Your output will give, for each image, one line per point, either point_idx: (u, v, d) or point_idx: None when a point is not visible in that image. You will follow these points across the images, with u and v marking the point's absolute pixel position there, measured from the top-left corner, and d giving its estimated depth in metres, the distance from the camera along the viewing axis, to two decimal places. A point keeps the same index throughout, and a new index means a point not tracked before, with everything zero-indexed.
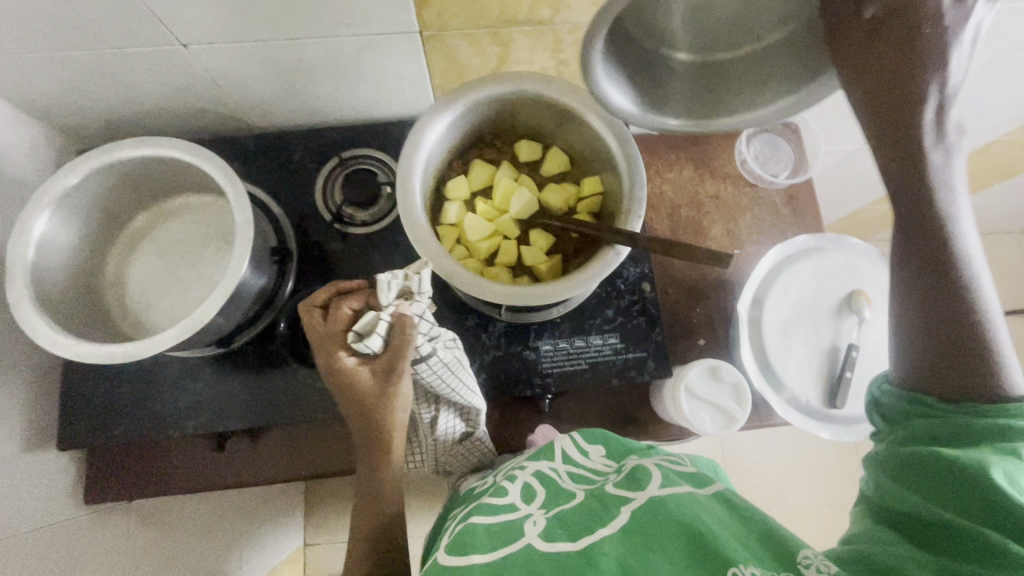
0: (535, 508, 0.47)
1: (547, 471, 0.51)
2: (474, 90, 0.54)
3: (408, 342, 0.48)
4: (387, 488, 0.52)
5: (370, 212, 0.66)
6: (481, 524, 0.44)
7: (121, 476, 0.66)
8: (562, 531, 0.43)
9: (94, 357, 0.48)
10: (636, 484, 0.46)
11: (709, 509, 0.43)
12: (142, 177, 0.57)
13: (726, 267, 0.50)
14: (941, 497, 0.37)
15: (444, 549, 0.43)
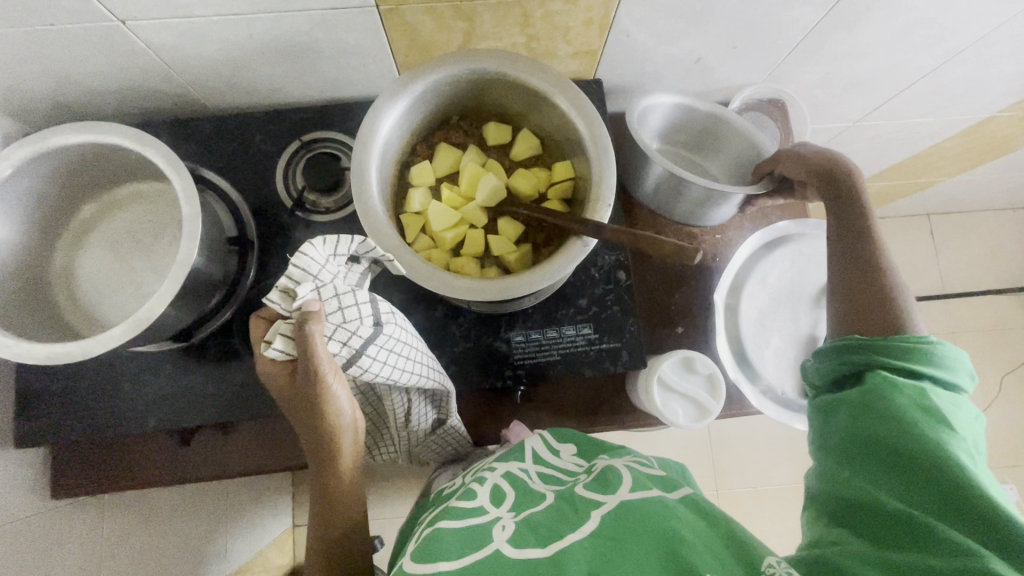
0: (503, 511, 0.43)
1: (517, 472, 0.48)
2: (434, 68, 0.51)
3: (303, 346, 0.42)
4: (340, 490, 0.50)
5: (334, 199, 0.64)
6: (448, 529, 0.40)
7: (86, 472, 0.64)
8: (530, 535, 0.40)
9: (33, 357, 0.46)
10: (604, 486, 0.44)
11: (680, 512, 0.41)
12: (84, 165, 0.54)
13: (695, 262, 0.49)
14: (893, 484, 0.40)
15: (409, 557, 0.39)
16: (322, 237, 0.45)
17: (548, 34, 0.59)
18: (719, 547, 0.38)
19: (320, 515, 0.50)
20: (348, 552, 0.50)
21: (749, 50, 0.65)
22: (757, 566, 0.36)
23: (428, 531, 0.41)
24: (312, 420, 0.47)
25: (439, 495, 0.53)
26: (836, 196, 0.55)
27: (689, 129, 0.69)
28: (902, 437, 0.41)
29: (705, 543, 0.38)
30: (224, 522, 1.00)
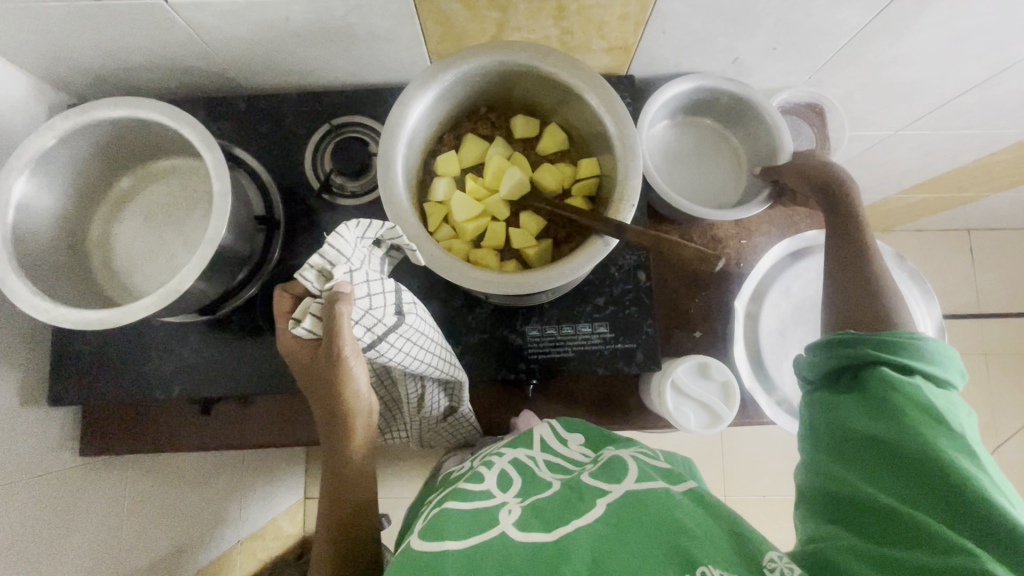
0: (510, 497, 0.44)
1: (524, 459, 0.49)
2: (465, 59, 0.51)
3: (335, 324, 0.43)
4: (354, 473, 0.52)
5: (360, 183, 0.64)
6: (456, 510, 0.41)
7: (113, 435, 0.67)
8: (536, 520, 0.41)
9: (69, 322, 0.48)
10: (610, 473, 0.44)
11: (684, 504, 0.40)
12: (124, 138, 0.56)
13: (714, 269, 0.48)
14: (895, 485, 0.40)
15: (417, 534, 0.40)
16: (354, 220, 0.46)
17: (581, 28, 0.58)
18: (724, 540, 0.38)
19: (331, 492, 0.52)
20: (355, 533, 0.52)
21: (789, 52, 0.63)
22: (759, 560, 0.36)
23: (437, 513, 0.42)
24: (331, 400, 0.48)
25: (449, 478, 0.54)
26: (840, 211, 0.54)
27: (733, 120, 0.69)
28: (905, 438, 0.40)
29: (705, 532, 0.38)
30: (240, 487, 1.03)
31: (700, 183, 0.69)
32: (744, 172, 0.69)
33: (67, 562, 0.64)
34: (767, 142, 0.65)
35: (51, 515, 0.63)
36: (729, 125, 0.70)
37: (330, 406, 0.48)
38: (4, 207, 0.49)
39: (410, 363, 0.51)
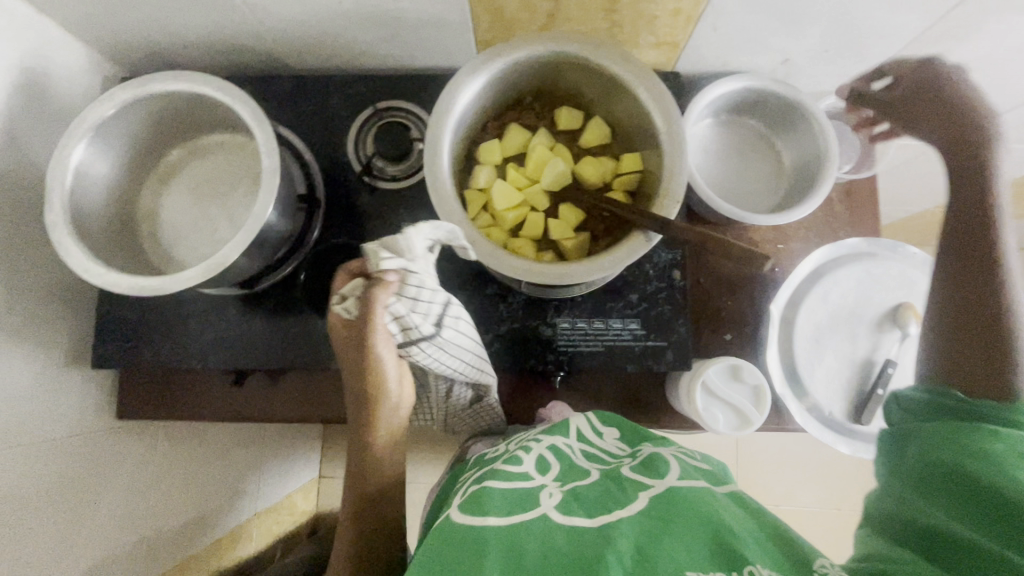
0: (548, 480, 0.46)
1: (562, 447, 0.50)
2: (516, 47, 0.51)
3: (370, 310, 0.44)
4: (376, 461, 0.52)
5: (400, 167, 0.65)
6: (497, 489, 0.44)
7: (148, 400, 0.69)
8: (577, 506, 0.43)
9: (121, 287, 0.49)
10: (651, 469, 0.46)
11: (729, 508, 0.42)
12: (178, 111, 0.57)
13: (759, 268, 0.49)
14: (973, 519, 0.38)
15: (458, 508, 0.43)
16: (433, 222, 0.44)
17: (632, 22, 0.58)
18: (766, 542, 0.39)
19: (356, 475, 0.53)
20: (379, 516, 0.53)
21: (841, 54, 0.62)
22: (810, 566, 0.37)
23: (476, 488, 0.45)
24: (363, 385, 0.49)
25: (476, 460, 0.56)
26: (963, 140, 0.51)
27: (779, 125, 0.68)
28: (991, 473, 0.39)
29: (748, 533, 0.39)
30: (260, 461, 1.06)
31: (738, 184, 0.69)
32: (784, 185, 0.68)
33: (98, 518, 0.67)
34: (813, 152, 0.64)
35: (86, 472, 0.65)
36: (784, 137, 0.68)
37: (360, 390, 0.49)
38: (63, 171, 0.50)
39: (444, 365, 0.52)
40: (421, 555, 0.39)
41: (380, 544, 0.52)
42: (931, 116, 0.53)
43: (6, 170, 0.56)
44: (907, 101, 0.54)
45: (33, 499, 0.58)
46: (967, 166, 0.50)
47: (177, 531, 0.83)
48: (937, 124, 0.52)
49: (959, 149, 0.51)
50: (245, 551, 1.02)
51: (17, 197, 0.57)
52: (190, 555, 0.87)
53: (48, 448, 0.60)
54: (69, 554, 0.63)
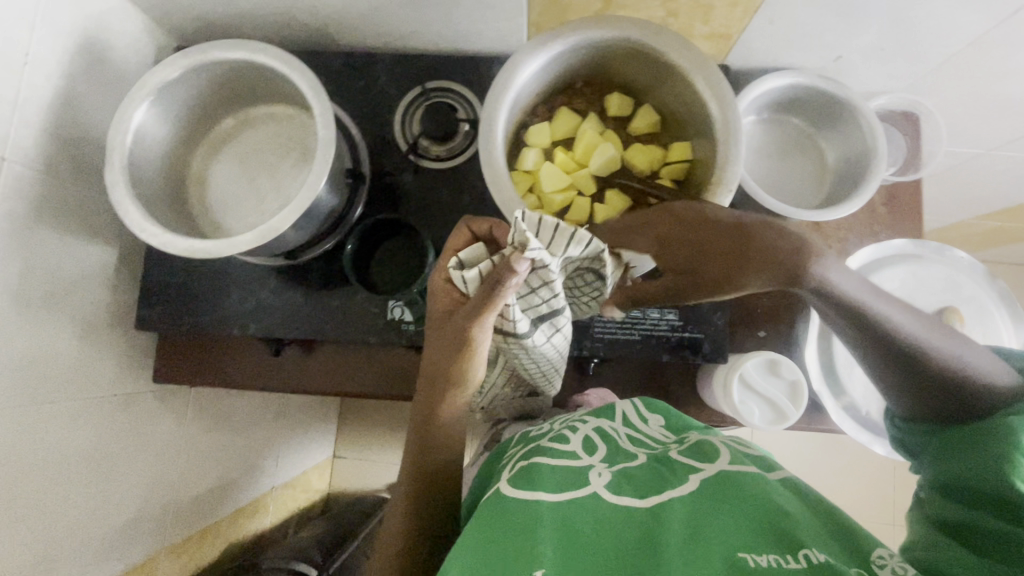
0: (596, 459, 0.47)
1: (608, 429, 0.51)
2: (577, 29, 0.51)
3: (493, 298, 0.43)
4: (445, 430, 0.52)
5: (445, 147, 0.66)
6: (547, 464, 0.46)
7: (185, 365, 0.70)
8: (626, 485, 0.44)
9: (176, 249, 0.51)
10: (701, 454, 0.46)
11: (780, 490, 0.42)
12: (233, 79, 0.58)
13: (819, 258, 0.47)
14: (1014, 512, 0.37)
15: (508, 482, 0.45)
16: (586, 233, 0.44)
17: (689, 11, 0.57)
18: (816, 522, 0.39)
19: (418, 457, 0.52)
20: (431, 494, 0.52)
21: (896, 54, 0.61)
22: (867, 558, 0.37)
23: (525, 464, 0.47)
24: (441, 370, 0.49)
25: (520, 436, 0.58)
26: (744, 231, 0.44)
27: (826, 124, 0.67)
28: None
29: (798, 514, 0.40)
30: (280, 437, 1.07)
31: (779, 183, 0.69)
32: (827, 184, 0.68)
33: (131, 477, 0.68)
34: (860, 152, 0.63)
35: (123, 432, 0.67)
36: (831, 137, 0.68)
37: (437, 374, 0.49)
38: (124, 132, 0.52)
39: (524, 360, 0.55)
40: (475, 523, 0.41)
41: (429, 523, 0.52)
42: (724, 263, 0.44)
43: (65, 131, 0.57)
44: (682, 221, 0.46)
45: (74, 453, 0.60)
46: (753, 266, 0.43)
47: (201, 497, 0.84)
48: (722, 241, 0.44)
49: (705, 226, 0.45)
50: (261, 524, 1.04)
51: (73, 158, 0.58)
52: (210, 523, 0.88)
53: (91, 405, 0.62)
54: (104, 510, 0.64)
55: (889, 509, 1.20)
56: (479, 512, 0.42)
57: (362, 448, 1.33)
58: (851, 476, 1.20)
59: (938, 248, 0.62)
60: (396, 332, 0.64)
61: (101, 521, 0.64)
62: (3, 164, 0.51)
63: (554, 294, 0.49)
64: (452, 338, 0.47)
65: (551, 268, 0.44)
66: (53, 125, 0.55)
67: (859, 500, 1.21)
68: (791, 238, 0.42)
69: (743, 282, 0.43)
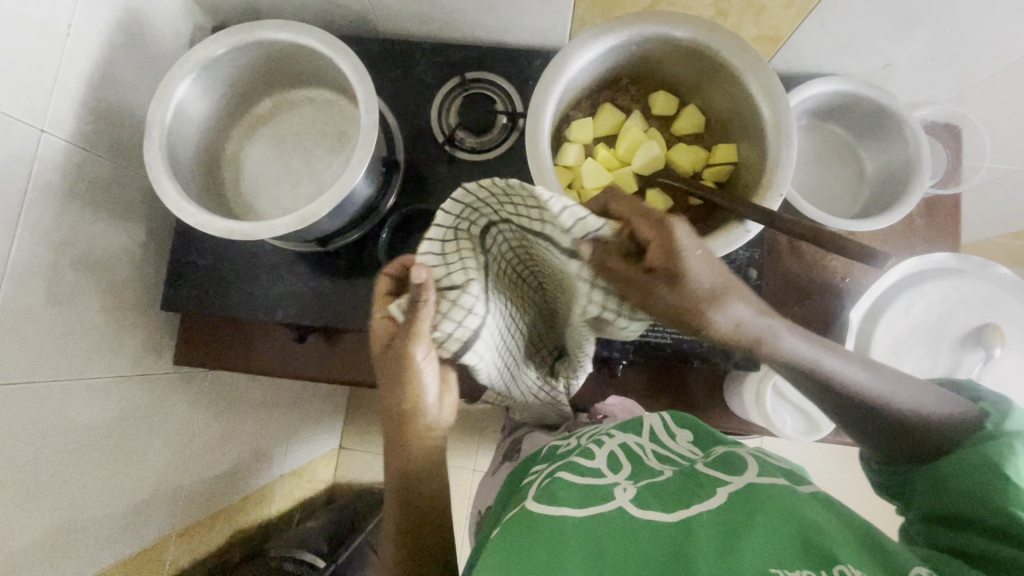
0: (621, 476, 0.46)
1: (633, 446, 0.50)
2: (628, 24, 0.50)
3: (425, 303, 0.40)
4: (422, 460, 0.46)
5: (480, 140, 0.65)
6: (569, 480, 0.44)
7: (207, 348, 0.69)
8: (654, 499, 0.42)
9: (211, 228, 0.50)
10: (729, 467, 0.44)
11: (814, 506, 0.40)
12: (274, 62, 0.58)
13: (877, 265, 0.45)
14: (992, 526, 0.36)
15: (532, 499, 0.43)
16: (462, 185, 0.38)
17: (739, 11, 0.57)
18: (857, 542, 0.37)
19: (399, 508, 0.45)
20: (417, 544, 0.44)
21: (946, 64, 0.60)
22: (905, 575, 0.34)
23: (548, 481, 0.45)
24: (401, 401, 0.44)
25: (543, 452, 0.57)
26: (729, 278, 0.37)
27: (867, 133, 0.66)
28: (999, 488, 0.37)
29: (834, 531, 0.37)
30: (291, 425, 1.06)
31: (816, 191, 0.67)
32: (863, 195, 0.66)
33: (148, 459, 0.67)
34: (902, 164, 0.62)
35: (143, 413, 0.66)
36: (872, 147, 0.66)
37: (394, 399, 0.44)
38: (164, 109, 0.52)
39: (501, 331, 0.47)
40: (499, 539, 0.39)
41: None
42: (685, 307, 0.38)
43: (102, 106, 0.56)
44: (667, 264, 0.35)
45: (94, 432, 0.59)
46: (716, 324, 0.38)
47: (212, 482, 0.83)
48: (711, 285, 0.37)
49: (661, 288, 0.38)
50: (267, 511, 1.03)
51: (108, 134, 0.57)
52: (219, 508, 0.87)
53: (113, 384, 0.61)
54: (120, 491, 0.63)
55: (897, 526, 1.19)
56: (505, 527, 0.40)
57: (369, 442, 1.31)
58: (862, 492, 1.19)
59: (981, 263, 0.60)
60: None
61: (117, 501, 0.63)
62: (40, 135, 0.50)
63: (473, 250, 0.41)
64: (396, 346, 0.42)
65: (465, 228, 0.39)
66: (91, 100, 0.55)
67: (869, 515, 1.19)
68: (752, 309, 0.37)
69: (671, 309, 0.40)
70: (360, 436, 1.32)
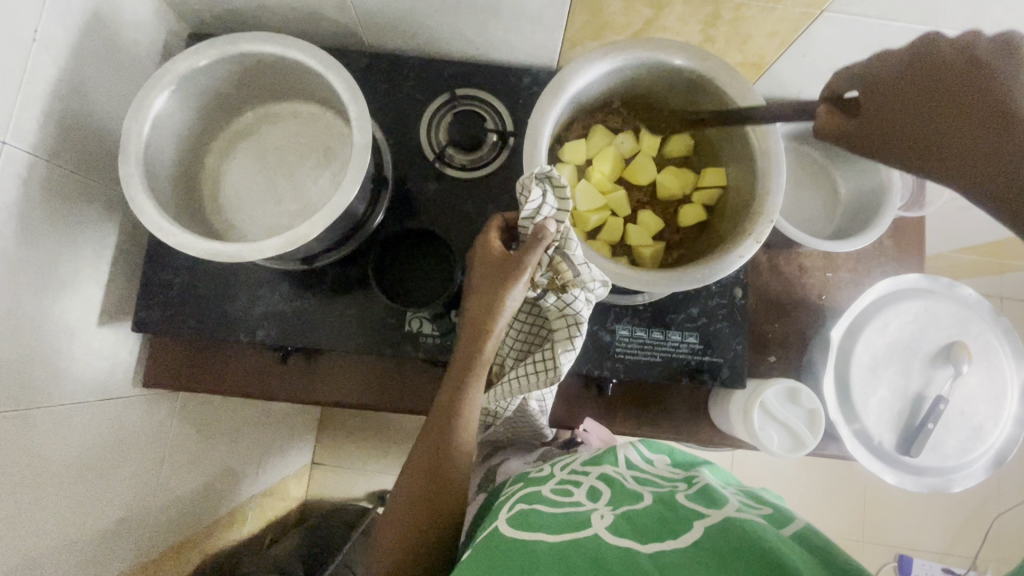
0: (600, 503, 0.47)
1: (612, 474, 0.52)
2: (623, 48, 0.51)
3: (529, 256, 0.46)
4: (470, 424, 0.49)
5: (470, 157, 0.64)
6: (548, 512, 0.46)
7: (179, 369, 0.66)
8: (630, 528, 0.43)
9: (194, 250, 0.48)
10: (708, 500, 0.45)
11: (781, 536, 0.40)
12: (260, 73, 0.56)
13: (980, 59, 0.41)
14: None
15: (507, 521, 0.46)
16: (543, 167, 0.46)
17: (726, 38, 0.58)
18: (817, 564, 0.38)
19: (433, 446, 0.49)
20: (436, 506, 0.48)
21: None
22: None
23: (526, 508, 0.47)
24: (470, 345, 0.48)
25: (514, 478, 0.59)
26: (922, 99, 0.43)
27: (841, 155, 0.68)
28: None
29: (798, 555, 0.38)
30: (264, 442, 1.02)
31: (793, 212, 0.69)
32: (839, 216, 0.68)
33: (114, 488, 0.63)
34: (874, 185, 0.65)
35: (109, 438, 0.62)
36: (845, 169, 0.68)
37: (474, 342, 0.48)
38: (141, 122, 0.49)
39: (566, 330, 0.51)
40: (471, 560, 0.41)
41: (430, 529, 0.48)
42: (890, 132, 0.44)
43: (69, 116, 0.53)
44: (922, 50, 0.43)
45: (58, 463, 0.55)
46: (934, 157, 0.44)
47: (182, 506, 0.79)
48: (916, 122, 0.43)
49: (1000, 126, 0.41)
50: (239, 533, 0.98)
51: (75, 146, 0.54)
52: (188, 533, 0.83)
53: (79, 410, 0.57)
54: (86, 525, 0.59)
55: (859, 527, 1.25)
56: (479, 548, 0.42)
57: (343, 458, 1.28)
58: (827, 493, 1.24)
59: (949, 285, 0.64)
60: (413, 345, 0.62)
61: (81, 536, 0.59)
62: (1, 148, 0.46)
63: (540, 212, 0.47)
64: (495, 278, 0.47)
65: (547, 202, 0.47)
66: (58, 109, 0.51)
67: (834, 517, 1.24)
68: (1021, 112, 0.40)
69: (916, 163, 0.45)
70: (334, 451, 1.28)
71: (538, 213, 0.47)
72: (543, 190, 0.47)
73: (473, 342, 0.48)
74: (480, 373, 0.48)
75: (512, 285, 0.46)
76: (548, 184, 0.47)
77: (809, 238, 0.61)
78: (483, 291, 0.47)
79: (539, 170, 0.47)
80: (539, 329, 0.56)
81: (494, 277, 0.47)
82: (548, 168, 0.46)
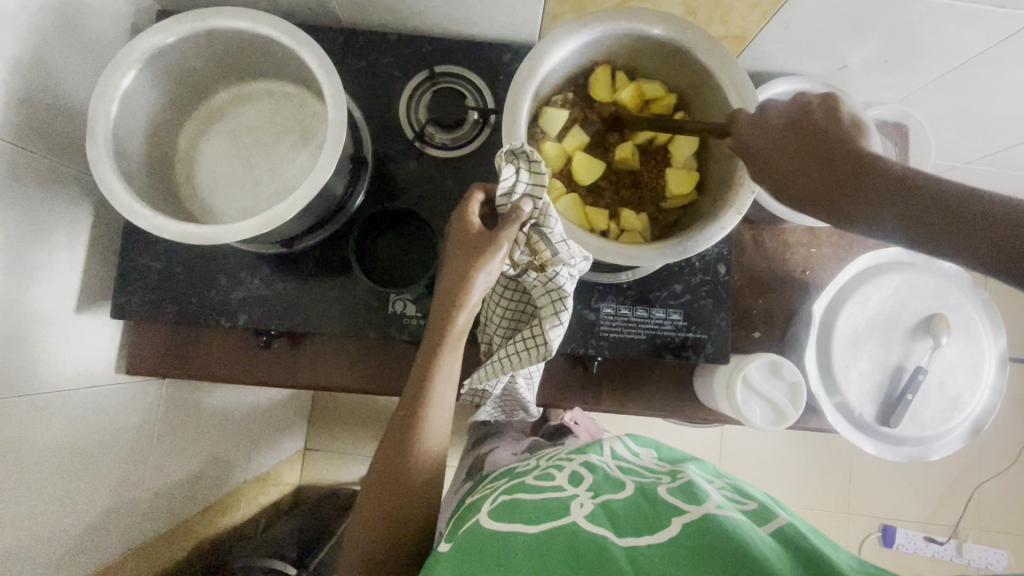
0: (582, 490, 0.48)
1: (596, 461, 0.54)
2: (601, 18, 0.50)
3: (504, 233, 0.46)
4: (445, 400, 0.50)
5: (451, 135, 0.63)
6: (527, 502, 0.47)
7: (161, 355, 0.65)
8: (607, 518, 0.44)
9: (168, 232, 0.47)
10: (688, 493, 0.46)
11: (758, 532, 0.41)
12: (231, 51, 0.54)
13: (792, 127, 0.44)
14: None
15: (488, 514, 0.47)
16: (516, 145, 0.46)
17: (708, 10, 0.57)
18: (789, 559, 0.38)
19: (403, 425, 0.49)
20: (408, 482, 0.48)
21: (900, 65, 0.63)
22: None
23: (508, 501, 0.48)
24: (440, 322, 0.48)
25: (500, 472, 0.59)
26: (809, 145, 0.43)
27: None
28: None
29: (773, 552, 0.38)
30: (254, 429, 1.02)
31: None
32: None
33: (100, 475, 0.63)
34: None
35: (93, 424, 0.61)
36: None
37: (441, 320, 0.48)
38: (107, 102, 0.48)
39: (548, 306, 0.51)
40: (451, 554, 0.42)
41: (400, 509, 0.48)
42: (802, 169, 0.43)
43: (35, 97, 0.51)
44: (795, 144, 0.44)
45: (40, 450, 0.54)
46: (861, 199, 0.40)
47: (170, 494, 0.79)
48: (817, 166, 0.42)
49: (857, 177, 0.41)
50: (231, 519, 0.98)
51: (43, 129, 0.52)
52: (177, 521, 0.82)
53: (60, 398, 0.57)
54: (72, 512, 0.59)
55: (845, 498, 1.28)
56: (458, 543, 0.44)
57: (335, 443, 1.28)
58: (812, 465, 1.27)
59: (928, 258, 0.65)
60: (397, 326, 0.61)
61: (68, 523, 0.59)
62: None
63: (512, 193, 0.47)
64: (467, 254, 0.46)
65: (518, 183, 0.46)
66: (23, 91, 0.49)
67: (820, 489, 1.26)
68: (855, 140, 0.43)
69: (852, 220, 0.41)
70: (326, 437, 1.28)
71: (512, 194, 0.47)
72: (518, 172, 0.46)
73: (443, 319, 0.48)
74: (449, 350, 0.48)
75: (485, 261, 0.46)
76: (521, 160, 0.46)
77: (791, 213, 0.61)
78: (453, 267, 0.47)
79: (509, 147, 0.46)
80: (524, 307, 0.56)
81: (463, 255, 0.47)
82: (523, 144, 0.46)
